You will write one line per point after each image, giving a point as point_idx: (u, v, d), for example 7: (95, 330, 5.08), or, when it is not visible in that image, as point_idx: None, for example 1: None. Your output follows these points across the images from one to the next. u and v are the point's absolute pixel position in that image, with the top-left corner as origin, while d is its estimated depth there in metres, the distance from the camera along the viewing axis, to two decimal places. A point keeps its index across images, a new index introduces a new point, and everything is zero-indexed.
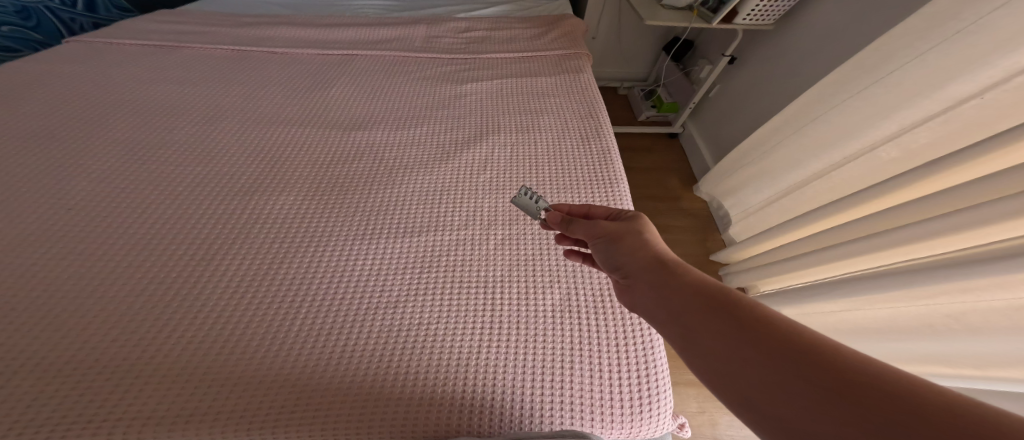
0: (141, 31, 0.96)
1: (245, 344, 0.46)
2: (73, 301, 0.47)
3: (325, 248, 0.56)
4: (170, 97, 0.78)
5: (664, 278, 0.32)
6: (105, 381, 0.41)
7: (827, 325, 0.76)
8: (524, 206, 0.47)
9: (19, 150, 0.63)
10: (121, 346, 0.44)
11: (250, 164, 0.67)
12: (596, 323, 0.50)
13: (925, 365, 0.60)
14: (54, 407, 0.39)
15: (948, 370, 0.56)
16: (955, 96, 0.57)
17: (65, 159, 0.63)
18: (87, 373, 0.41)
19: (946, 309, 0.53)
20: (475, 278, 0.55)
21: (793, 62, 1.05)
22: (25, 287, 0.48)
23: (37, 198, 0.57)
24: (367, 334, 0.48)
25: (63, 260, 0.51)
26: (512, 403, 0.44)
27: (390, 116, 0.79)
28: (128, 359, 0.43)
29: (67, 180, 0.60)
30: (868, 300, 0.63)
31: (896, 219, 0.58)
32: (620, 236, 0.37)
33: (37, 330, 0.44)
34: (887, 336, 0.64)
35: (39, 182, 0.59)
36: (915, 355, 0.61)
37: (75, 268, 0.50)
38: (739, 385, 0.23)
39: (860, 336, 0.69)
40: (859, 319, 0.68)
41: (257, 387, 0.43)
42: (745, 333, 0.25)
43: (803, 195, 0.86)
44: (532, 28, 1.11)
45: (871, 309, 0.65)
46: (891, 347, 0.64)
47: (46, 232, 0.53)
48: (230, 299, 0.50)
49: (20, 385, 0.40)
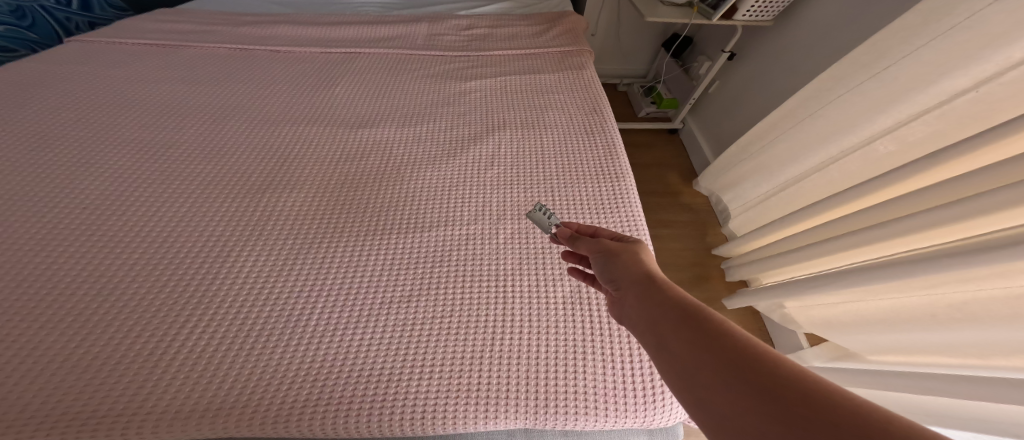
0: (143, 31, 0.96)
1: (265, 339, 0.47)
2: (94, 298, 0.48)
3: (339, 244, 0.57)
4: (176, 96, 0.78)
5: (650, 293, 0.30)
6: (134, 375, 0.42)
7: (829, 316, 0.78)
8: (537, 221, 0.50)
9: (29, 151, 0.63)
10: (147, 341, 0.45)
11: (260, 163, 0.68)
12: (608, 316, 0.51)
13: (924, 354, 0.59)
14: (89, 401, 0.40)
15: (946, 359, 0.56)
16: (950, 91, 0.58)
17: (78, 160, 0.63)
18: (117, 368, 0.43)
19: (947, 298, 0.54)
20: (485, 272, 0.55)
21: (792, 58, 1.06)
22: (45, 286, 0.48)
23: (53, 198, 0.58)
24: (384, 327, 0.49)
25: (81, 259, 0.51)
26: (527, 394, 0.45)
27: (396, 114, 0.80)
28: (155, 355, 0.44)
29: (80, 180, 0.61)
30: (870, 291, 0.65)
31: (896, 212, 0.59)
32: (619, 252, 0.35)
33: (60, 330, 0.45)
34: (889, 327, 0.64)
35: (51, 184, 0.59)
36: (915, 345, 0.61)
37: (94, 266, 0.51)
38: (702, 399, 0.22)
39: (862, 326, 0.70)
40: (862, 310, 0.69)
41: (279, 379, 0.44)
42: (718, 348, 0.23)
43: (803, 189, 0.88)
44: (534, 25, 1.11)
45: (874, 300, 0.66)
46: (892, 337, 0.64)
47: (64, 231, 0.54)
48: (247, 295, 0.50)
49: (53, 380, 0.41)
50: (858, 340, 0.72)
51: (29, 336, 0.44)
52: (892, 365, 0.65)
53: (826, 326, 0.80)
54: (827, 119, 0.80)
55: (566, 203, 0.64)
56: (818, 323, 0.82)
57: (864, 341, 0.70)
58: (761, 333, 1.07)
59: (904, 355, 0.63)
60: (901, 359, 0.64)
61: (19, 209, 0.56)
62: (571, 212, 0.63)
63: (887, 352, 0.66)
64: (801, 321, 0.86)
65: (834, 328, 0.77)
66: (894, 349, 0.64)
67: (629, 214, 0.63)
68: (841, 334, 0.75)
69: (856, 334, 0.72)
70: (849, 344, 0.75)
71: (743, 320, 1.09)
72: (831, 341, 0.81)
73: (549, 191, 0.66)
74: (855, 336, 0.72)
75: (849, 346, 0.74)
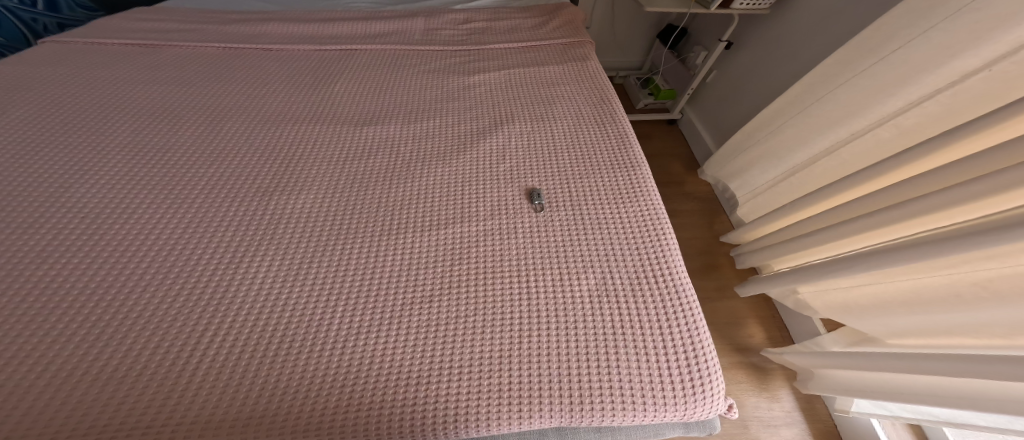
0: (122, 30, 0.91)
1: (290, 345, 0.44)
2: (102, 309, 0.45)
3: (353, 245, 0.55)
4: (168, 98, 0.74)
5: None
6: (159, 386, 0.40)
7: (847, 301, 0.80)
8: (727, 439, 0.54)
9: (18, 158, 0.60)
10: (170, 350, 0.43)
11: (265, 165, 0.65)
12: (638, 308, 0.50)
13: (947, 334, 0.61)
14: (112, 415, 0.37)
15: (970, 340, 0.58)
16: (960, 71, 0.60)
17: (73, 166, 0.60)
18: (141, 378, 0.40)
19: (971, 277, 0.55)
20: (508, 268, 0.54)
21: (792, 45, 1.07)
22: (44, 299, 0.45)
23: (49, 205, 0.54)
24: (406, 330, 0.47)
25: (83, 269, 0.48)
26: (561, 390, 0.43)
27: (402, 110, 0.77)
28: (180, 364, 0.42)
29: (78, 186, 0.57)
30: (890, 273, 0.66)
31: (913, 191, 0.60)
32: None
33: (65, 346, 0.41)
34: (909, 309, 0.66)
35: (46, 192, 0.56)
36: (938, 326, 0.62)
37: (99, 274, 0.48)
38: None
39: (880, 310, 0.72)
40: (880, 292, 0.71)
41: (306, 388, 0.42)
42: None
43: (813, 173, 0.89)
44: (532, 17, 1.10)
45: (893, 283, 0.68)
46: (913, 320, 0.66)
47: (61, 240, 0.51)
48: (266, 302, 0.48)
49: (72, 393, 0.38)
50: (878, 324, 0.74)
51: (35, 349, 0.41)
52: (916, 348, 0.67)
53: (844, 311, 0.82)
54: (836, 103, 0.81)
55: (584, 195, 0.64)
56: (834, 308, 0.85)
57: (884, 325, 0.72)
58: (774, 320, 1.12)
59: (927, 338, 0.65)
60: (923, 341, 0.65)
61: (9, 218, 0.52)
62: (590, 204, 0.62)
63: (910, 335, 0.68)
64: (817, 307, 0.90)
65: (853, 312, 0.79)
66: (917, 331, 0.66)
67: (648, 204, 0.63)
68: (861, 318, 0.77)
69: (877, 318, 0.73)
70: (868, 329, 0.77)
71: (757, 307, 1.15)
72: (849, 326, 0.83)
73: (565, 184, 0.65)
74: (875, 319, 0.74)
75: (869, 330, 0.77)
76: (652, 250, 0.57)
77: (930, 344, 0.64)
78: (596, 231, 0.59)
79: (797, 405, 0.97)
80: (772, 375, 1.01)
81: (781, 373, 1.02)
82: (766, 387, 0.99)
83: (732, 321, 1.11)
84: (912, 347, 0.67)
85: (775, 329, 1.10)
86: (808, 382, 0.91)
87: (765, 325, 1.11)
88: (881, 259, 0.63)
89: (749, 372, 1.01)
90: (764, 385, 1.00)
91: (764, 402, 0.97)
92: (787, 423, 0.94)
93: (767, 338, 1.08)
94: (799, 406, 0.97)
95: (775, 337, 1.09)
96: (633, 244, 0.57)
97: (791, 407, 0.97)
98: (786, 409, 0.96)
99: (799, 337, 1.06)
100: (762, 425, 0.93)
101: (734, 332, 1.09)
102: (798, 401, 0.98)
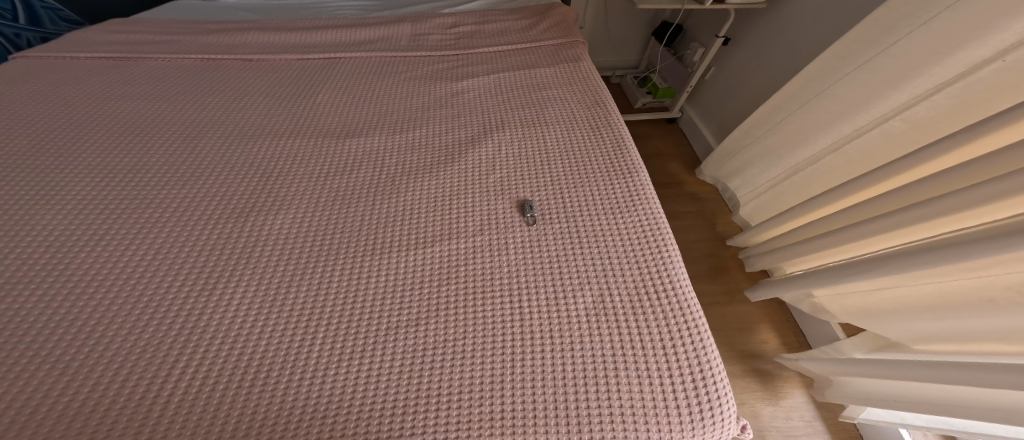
0: (96, 43, 0.88)
1: (269, 376, 0.40)
2: (79, 330, 0.42)
3: (335, 266, 0.52)
4: (145, 114, 0.72)
5: None
6: (131, 413, 0.36)
7: (867, 304, 0.77)
8: None
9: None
10: (146, 374, 0.39)
11: (249, 182, 0.62)
12: (639, 326, 0.47)
13: (980, 342, 0.57)
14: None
15: (1003, 347, 0.54)
16: (968, 61, 0.56)
17: (50, 185, 0.57)
18: (112, 408, 0.36)
19: (1003, 281, 0.51)
20: (500, 287, 0.50)
21: (792, 39, 1.04)
22: (11, 321, 0.42)
23: (27, 225, 0.52)
24: (390, 357, 0.43)
25: (51, 292, 0.45)
26: (558, 419, 0.39)
27: (386, 121, 0.75)
28: (154, 391, 0.38)
29: (53, 207, 0.55)
30: (914, 275, 0.63)
31: (936, 187, 0.56)
32: None
33: (12, 384, 0.37)
34: (938, 314, 0.62)
35: (21, 213, 0.53)
36: (968, 333, 0.59)
37: (69, 297, 0.45)
38: None
39: (906, 314, 0.68)
40: (903, 296, 0.68)
41: (286, 417, 0.37)
42: None
43: (820, 170, 0.86)
44: (522, 19, 1.06)
45: (917, 286, 0.65)
46: (942, 325, 0.63)
47: (31, 261, 0.48)
48: (244, 328, 0.44)
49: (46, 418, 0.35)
50: (902, 330, 0.70)
51: (9, 375, 0.38)
52: (946, 355, 0.63)
53: (864, 315, 0.79)
54: (837, 99, 0.78)
55: (579, 204, 0.60)
56: (854, 312, 0.81)
57: (909, 331, 0.69)
58: (788, 324, 1.09)
59: (958, 345, 0.61)
60: (954, 348, 0.62)
61: None
62: (584, 214, 0.59)
63: (940, 342, 0.64)
64: (835, 311, 0.87)
65: (874, 317, 0.76)
66: (946, 338, 0.63)
67: (647, 212, 0.59)
68: (884, 323, 0.74)
69: (901, 323, 0.70)
70: (890, 334, 0.74)
71: (769, 311, 1.11)
72: (870, 331, 0.80)
73: (558, 193, 0.62)
74: (898, 325, 0.71)
75: (891, 336, 0.74)
76: (652, 262, 0.53)
77: (959, 350, 0.61)
78: (591, 243, 0.55)
79: (817, 414, 0.93)
80: (789, 383, 0.97)
81: (799, 379, 0.98)
82: (782, 396, 0.95)
83: (744, 327, 1.07)
84: (941, 354, 0.64)
85: (790, 334, 1.07)
86: (827, 390, 0.88)
87: (780, 330, 1.07)
88: (905, 264, 0.60)
89: (764, 380, 0.98)
90: (779, 393, 0.96)
91: (781, 411, 0.93)
92: (808, 433, 0.90)
93: (782, 343, 1.05)
94: (819, 414, 0.93)
95: (790, 343, 1.05)
96: (631, 256, 0.54)
97: (811, 416, 0.93)
98: (805, 418, 0.92)
99: (815, 341, 1.02)
100: (780, 434, 0.90)
101: (747, 338, 1.05)
102: (818, 410, 0.94)
